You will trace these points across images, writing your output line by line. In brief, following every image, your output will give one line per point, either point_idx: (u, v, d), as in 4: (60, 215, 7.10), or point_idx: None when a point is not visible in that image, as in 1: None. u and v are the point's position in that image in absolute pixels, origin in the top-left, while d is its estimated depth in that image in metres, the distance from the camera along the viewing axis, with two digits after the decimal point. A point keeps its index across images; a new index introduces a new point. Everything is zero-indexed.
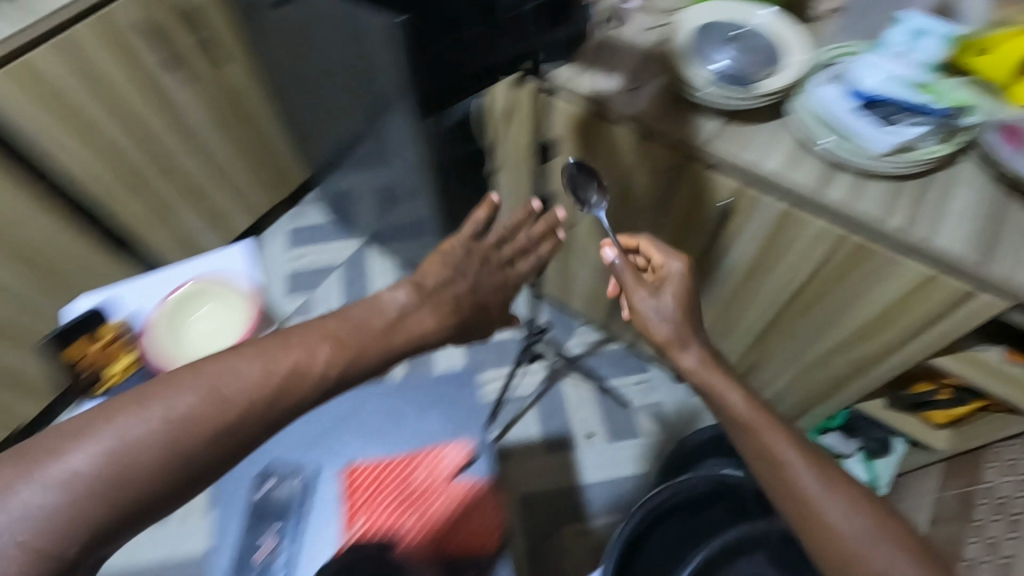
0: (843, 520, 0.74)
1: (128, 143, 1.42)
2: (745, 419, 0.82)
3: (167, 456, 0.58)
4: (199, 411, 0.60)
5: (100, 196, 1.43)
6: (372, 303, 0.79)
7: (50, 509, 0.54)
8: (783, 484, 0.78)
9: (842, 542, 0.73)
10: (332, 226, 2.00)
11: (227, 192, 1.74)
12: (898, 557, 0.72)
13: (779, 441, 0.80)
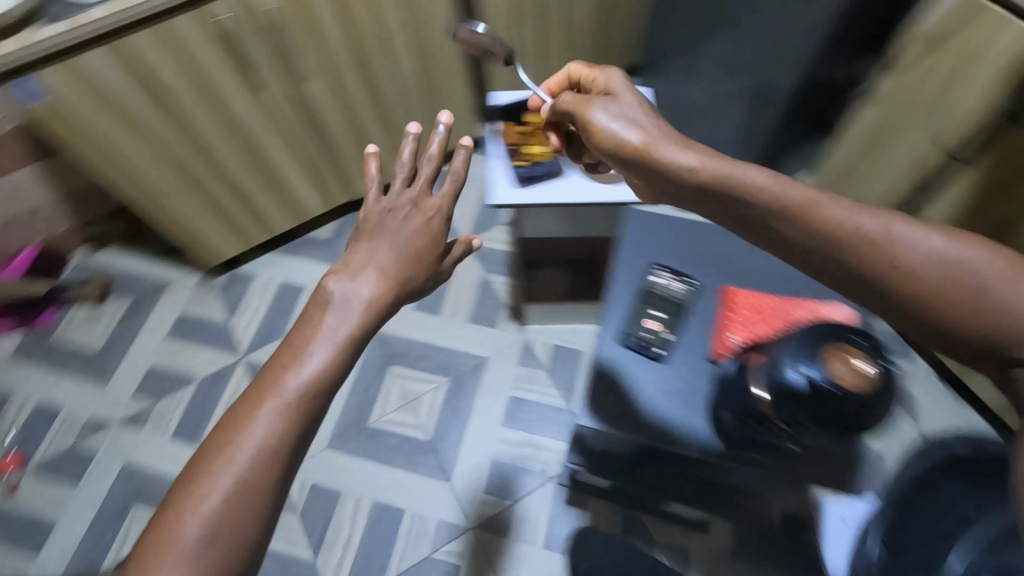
0: (920, 245, 0.69)
1: None
2: (832, 224, 0.73)
3: (282, 445, 0.70)
4: (269, 453, 0.69)
5: (487, 25, 1.62)
6: (347, 287, 0.81)
7: (208, 549, 0.65)
8: (889, 258, 0.70)
9: (961, 293, 0.66)
10: None
11: (565, 57, 1.87)
12: (975, 295, 0.65)
13: (846, 212, 0.73)
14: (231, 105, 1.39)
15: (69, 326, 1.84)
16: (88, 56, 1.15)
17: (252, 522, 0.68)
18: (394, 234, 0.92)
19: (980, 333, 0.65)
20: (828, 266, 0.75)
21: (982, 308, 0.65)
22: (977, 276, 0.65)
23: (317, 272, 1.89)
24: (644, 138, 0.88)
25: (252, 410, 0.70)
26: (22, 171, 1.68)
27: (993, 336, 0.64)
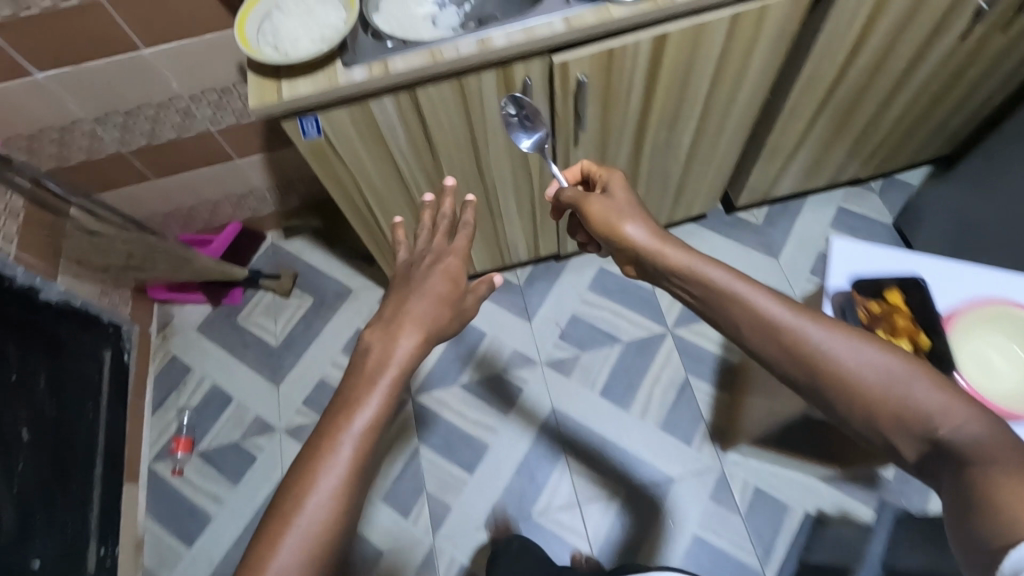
0: (858, 357, 0.64)
1: (857, 71, 1.26)
2: (760, 317, 0.69)
3: (342, 522, 0.61)
4: (331, 511, 0.61)
5: (785, 109, 1.33)
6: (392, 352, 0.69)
7: None
8: (810, 354, 0.66)
9: (879, 387, 0.62)
10: (886, 234, 1.76)
11: (847, 148, 1.56)
12: (884, 377, 0.62)
13: (760, 298, 0.70)
14: (488, 159, 1.23)
15: (255, 311, 1.83)
16: (378, 103, 1.00)
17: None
18: (422, 289, 0.79)
19: (896, 419, 0.61)
20: (771, 363, 0.69)
21: (906, 410, 0.61)
22: (883, 360, 0.63)
23: (503, 320, 1.74)
24: (646, 238, 0.83)
25: (308, 476, 0.61)
26: (250, 156, 1.64)
27: (911, 430, 0.60)
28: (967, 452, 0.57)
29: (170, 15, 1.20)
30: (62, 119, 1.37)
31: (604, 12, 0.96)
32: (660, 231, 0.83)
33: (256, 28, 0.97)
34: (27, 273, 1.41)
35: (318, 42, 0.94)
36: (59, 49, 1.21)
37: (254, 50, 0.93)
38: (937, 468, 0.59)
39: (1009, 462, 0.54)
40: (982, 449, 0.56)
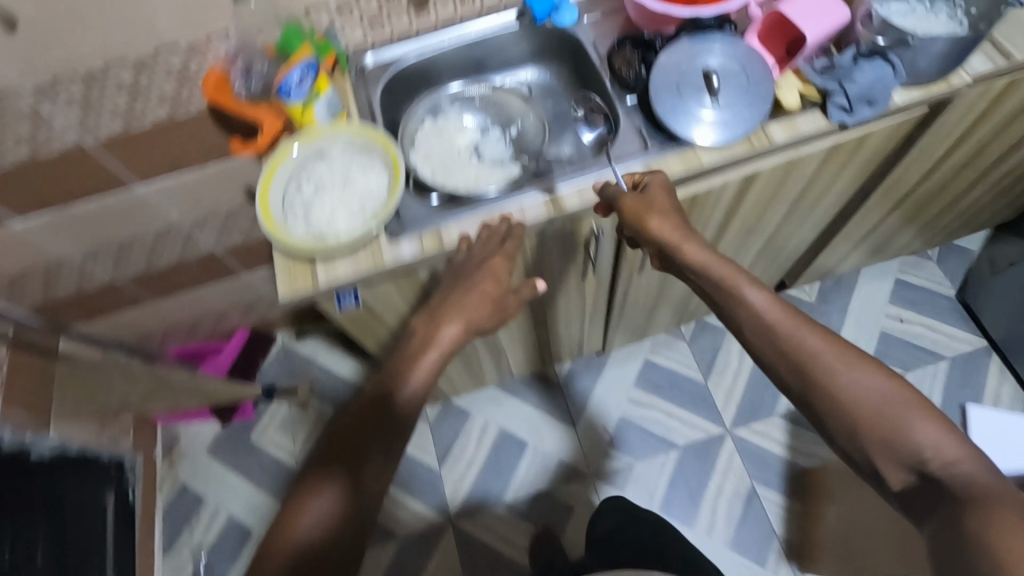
0: (858, 382, 0.69)
1: (943, 171, 1.13)
2: (781, 330, 0.73)
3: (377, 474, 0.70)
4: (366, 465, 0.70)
5: (862, 208, 1.19)
6: (438, 332, 0.78)
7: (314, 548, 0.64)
8: (822, 374, 0.70)
9: (880, 409, 0.68)
10: (950, 307, 1.63)
11: (914, 229, 1.43)
12: (882, 395, 0.68)
13: (779, 308, 0.74)
14: (541, 296, 1.08)
15: (271, 428, 1.68)
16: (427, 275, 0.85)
17: (353, 524, 0.67)
18: (466, 285, 0.79)
19: (886, 441, 0.67)
20: (768, 364, 0.75)
21: (898, 434, 0.66)
22: (887, 389, 0.68)
23: (544, 426, 1.59)
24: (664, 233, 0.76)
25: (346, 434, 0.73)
26: (258, 268, 1.47)
27: (899, 450, 0.66)
28: (957, 486, 0.63)
29: (168, 152, 1.04)
30: (48, 260, 1.21)
31: (690, 158, 0.81)
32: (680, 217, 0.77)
33: (279, 197, 0.79)
34: (16, 433, 1.25)
35: (361, 215, 0.79)
36: (42, 196, 1.05)
37: (283, 232, 0.77)
38: (925, 495, 0.65)
39: (997, 497, 0.60)
40: (971, 485, 0.62)
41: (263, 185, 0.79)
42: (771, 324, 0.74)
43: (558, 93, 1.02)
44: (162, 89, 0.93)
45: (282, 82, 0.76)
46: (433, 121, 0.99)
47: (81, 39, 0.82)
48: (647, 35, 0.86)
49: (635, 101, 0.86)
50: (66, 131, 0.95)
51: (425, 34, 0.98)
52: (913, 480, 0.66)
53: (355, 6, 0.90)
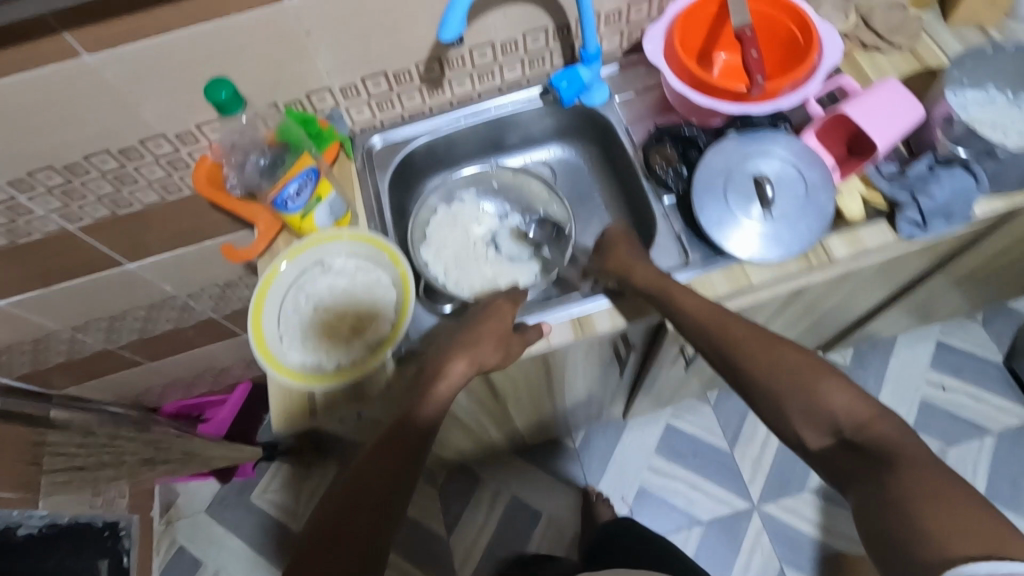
0: (787, 363, 0.63)
1: (1009, 257, 1.02)
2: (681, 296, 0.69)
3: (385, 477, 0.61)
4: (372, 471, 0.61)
5: (915, 291, 1.09)
6: (445, 368, 0.65)
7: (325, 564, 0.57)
8: (720, 333, 0.66)
9: (782, 371, 0.63)
10: (997, 376, 1.52)
11: (965, 299, 1.32)
12: (795, 361, 0.63)
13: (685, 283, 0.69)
14: (562, 390, 0.99)
15: (269, 488, 1.62)
16: None
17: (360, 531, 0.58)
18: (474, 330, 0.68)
19: (807, 411, 0.61)
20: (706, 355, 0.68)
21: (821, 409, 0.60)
22: (803, 364, 0.62)
23: (560, 494, 1.50)
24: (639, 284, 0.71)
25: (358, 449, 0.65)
26: None
27: (826, 420, 0.60)
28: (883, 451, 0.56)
29: (160, 231, 0.96)
30: (36, 333, 1.13)
31: (738, 275, 0.72)
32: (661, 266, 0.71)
33: (274, 319, 0.71)
34: (4, 512, 1.19)
35: (365, 340, 0.70)
36: (24, 277, 0.97)
37: (276, 358, 0.69)
38: (845, 462, 0.59)
39: (921, 461, 0.54)
40: (898, 449, 0.56)
41: (256, 306, 0.71)
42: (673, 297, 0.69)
43: (584, 175, 0.93)
44: (150, 175, 0.84)
45: (275, 197, 0.68)
46: (447, 207, 0.90)
47: (58, 133, 0.74)
48: (687, 128, 0.78)
49: (673, 202, 0.77)
50: (46, 217, 0.86)
51: (439, 112, 0.89)
52: (829, 449, 0.60)
53: (362, 88, 0.81)
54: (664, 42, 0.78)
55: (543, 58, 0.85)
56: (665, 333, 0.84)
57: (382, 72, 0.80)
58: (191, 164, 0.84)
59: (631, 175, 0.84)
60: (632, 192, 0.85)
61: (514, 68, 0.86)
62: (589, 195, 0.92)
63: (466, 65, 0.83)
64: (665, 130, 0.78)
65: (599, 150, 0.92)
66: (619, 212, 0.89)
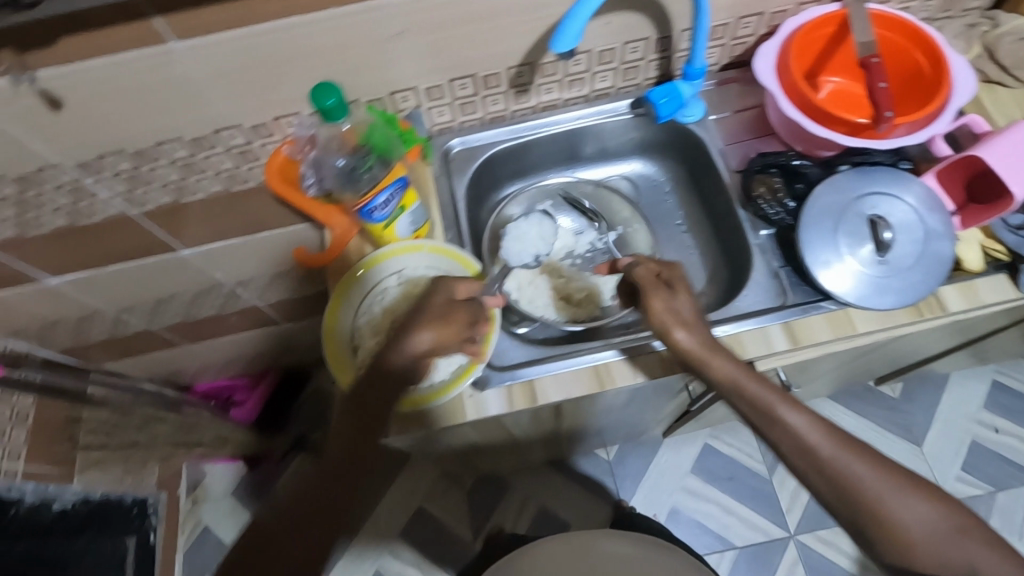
0: (907, 515, 0.56)
1: None
2: (753, 397, 0.62)
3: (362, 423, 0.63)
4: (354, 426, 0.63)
5: (995, 335, 1.03)
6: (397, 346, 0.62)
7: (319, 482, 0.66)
8: (813, 460, 0.60)
9: (883, 498, 0.57)
10: None
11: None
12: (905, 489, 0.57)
13: (772, 394, 0.62)
14: (620, 414, 0.95)
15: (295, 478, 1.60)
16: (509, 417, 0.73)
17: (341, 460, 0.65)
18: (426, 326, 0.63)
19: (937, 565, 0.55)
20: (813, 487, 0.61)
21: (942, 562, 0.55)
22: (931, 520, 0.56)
23: (590, 508, 1.47)
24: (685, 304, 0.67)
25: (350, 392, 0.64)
26: (302, 320, 1.35)
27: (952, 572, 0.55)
28: None
29: (219, 222, 0.93)
30: (82, 311, 1.11)
31: (841, 321, 0.67)
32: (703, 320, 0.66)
33: (346, 332, 0.68)
34: (37, 488, 1.17)
35: (427, 362, 0.64)
36: (78, 258, 0.95)
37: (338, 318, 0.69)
38: None
39: None
40: None
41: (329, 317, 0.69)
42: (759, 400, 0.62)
43: (666, 193, 0.89)
44: (219, 166, 0.81)
45: (362, 204, 0.64)
46: (522, 217, 0.86)
47: (134, 119, 0.70)
48: (799, 159, 0.72)
49: (770, 236, 0.73)
50: (109, 201, 0.83)
51: (520, 118, 0.85)
52: None
53: (447, 90, 0.77)
54: (776, 59, 0.72)
55: (637, 69, 0.81)
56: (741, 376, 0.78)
57: (471, 75, 0.76)
58: (261, 158, 0.80)
59: (722, 199, 0.80)
60: (721, 217, 0.81)
61: (605, 77, 0.81)
62: (670, 215, 0.88)
63: (557, 73, 0.79)
64: (773, 159, 0.72)
65: (684, 168, 0.87)
66: (704, 235, 0.84)
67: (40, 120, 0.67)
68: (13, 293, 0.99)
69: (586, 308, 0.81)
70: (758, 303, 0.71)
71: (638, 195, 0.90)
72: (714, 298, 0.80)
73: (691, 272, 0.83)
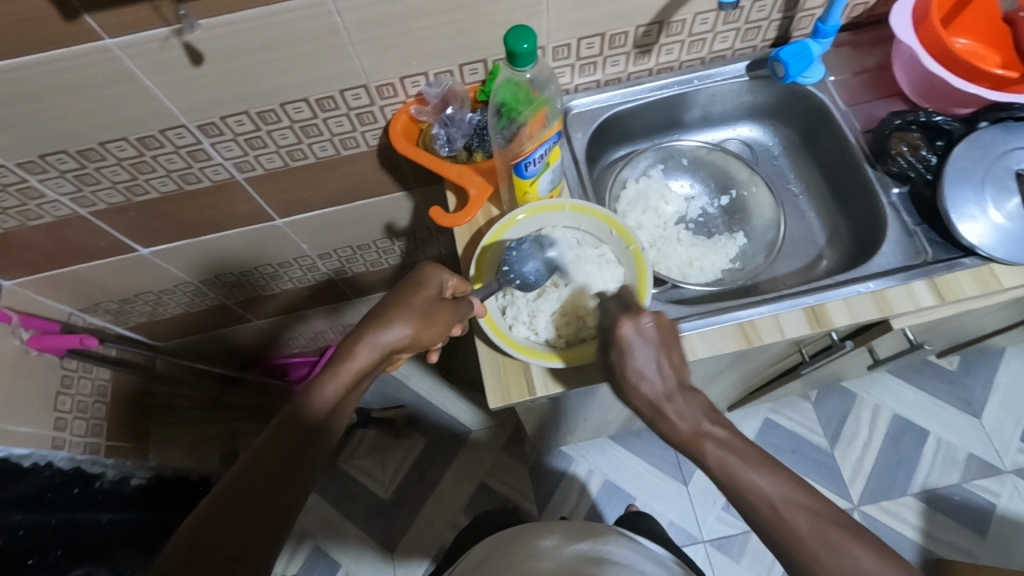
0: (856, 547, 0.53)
1: None
2: (688, 443, 0.60)
3: (333, 398, 0.61)
4: (313, 406, 0.59)
5: None
6: (370, 336, 0.62)
7: (246, 484, 0.54)
8: (763, 517, 0.55)
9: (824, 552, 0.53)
10: None
11: None
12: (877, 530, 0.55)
13: (708, 436, 0.59)
14: (725, 381, 0.94)
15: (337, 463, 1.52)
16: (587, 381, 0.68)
17: (286, 449, 0.56)
18: (427, 296, 0.65)
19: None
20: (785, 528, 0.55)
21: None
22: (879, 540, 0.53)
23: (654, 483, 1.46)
24: (652, 339, 0.61)
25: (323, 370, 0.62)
26: (370, 295, 1.33)
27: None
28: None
29: (316, 187, 0.91)
30: (164, 283, 1.10)
31: (986, 277, 0.67)
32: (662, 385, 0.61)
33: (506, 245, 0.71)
34: (118, 463, 1.15)
35: (432, 330, 0.65)
36: (176, 225, 0.94)
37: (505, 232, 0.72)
38: None
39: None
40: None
41: (491, 236, 0.72)
42: (695, 449, 0.59)
43: (776, 159, 0.89)
44: (336, 128, 0.80)
45: (521, 159, 0.64)
46: (637, 181, 0.85)
47: (266, 76, 0.69)
48: (940, 115, 0.72)
49: (903, 194, 0.74)
50: (220, 165, 0.82)
51: (636, 80, 0.83)
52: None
53: (575, 49, 0.75)
54: (913, 15, 0.73)
55: (759, 29, 0.79)
56: (870, 339, 0.77)
57: (600, 34, 0.73)
58: (379, 120, 0.79)
59: (846, 161, 0.80)
60: (842, 181, 0.81)
61: (726, 38, 0.79)
62: (783, 178, 0.89)
63: (682, 32, 0.77)
64: (913, 117, 0.73)
65: (799, 132, 0.87)
66: (819, 201, 0.85)
67: (179, 74, 0.66)
68: (104, 262, 0.98)
69: (707, 272, 0.81)
70: (895, 259, 0.71)
71: (751, 158, 0.90)
72: (837, 259, 0.81)
73: (810, 234, 0.84)
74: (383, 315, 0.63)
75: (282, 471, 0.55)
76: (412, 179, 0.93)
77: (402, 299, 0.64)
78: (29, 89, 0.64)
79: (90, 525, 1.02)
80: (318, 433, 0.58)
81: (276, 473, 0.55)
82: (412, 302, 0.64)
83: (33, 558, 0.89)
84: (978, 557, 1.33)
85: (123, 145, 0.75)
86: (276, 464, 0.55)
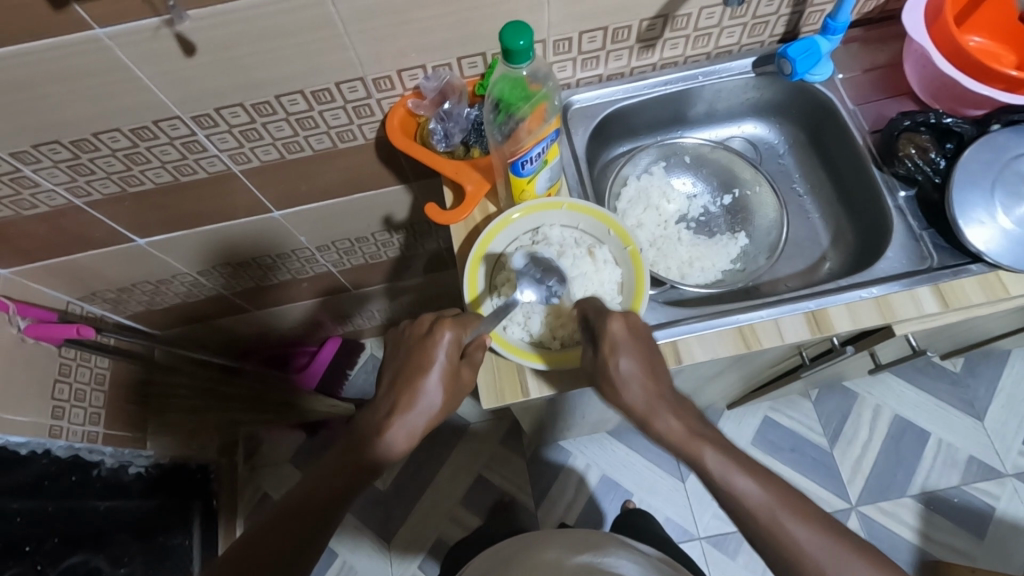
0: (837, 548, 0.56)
1: None
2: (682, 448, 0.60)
3: (368, 462, 0.63)
4: (348, 461, 0.63)
5: None
6: (402, 410, 0.62)
7: (287, 520, 0.62)
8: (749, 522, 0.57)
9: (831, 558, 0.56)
10: None
11: None
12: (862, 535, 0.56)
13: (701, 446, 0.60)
14: (726, 382, 0.93)
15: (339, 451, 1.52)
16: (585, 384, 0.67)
17: (322, 498, 0.62)
18: (450, 364, 0.63)
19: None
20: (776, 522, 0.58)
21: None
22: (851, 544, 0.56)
23: None
24: (637, 345, 0.61)
25: (361, 433, 0.64)
26: (369, 288, 1.32)
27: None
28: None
29: (313, 181, 0.91)
30: (162, 274, 1.10)
31: (994, 284, 0.66)
32: (655, 363, 0.61)
33: (503, 243, 0.71)
34: (117, 451, 1.15)
35: (451, 395, 0.64)
36: (171, 216, 0.93)
37: (502, 228, 0.70)
38: None
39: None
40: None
41: (487, 237, 0.70)
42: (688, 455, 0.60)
43: (782, 159, 0.88)
44: (332, 121, 0.78)
45: (517, 158, 0.63)
46: (638, 179, 0.84)
47: (260, 67, 0.68)
48: (950, 117, 0.70)
49: (909, 197, 0.72)
50: (215, 156, 0.81)
51: (639, 75, 0.81)
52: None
53: (576, 43, 0.73)
54: (926, 11, 0.71)
55: (766, 24, 0.77)
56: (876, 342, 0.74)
57: (603, 28, 0.72)
58: (376, 112, 0.78)
59: (853, 162, 0.78)
60: (848, 182, 0.79)
61: (733, 33, 0.77)
62: (787, 177, 0.87)
63: (687, 27, 0.75)
64: (922, 118, 0.71)
65: (804, 130, 0.86)
66: (823, 203, 0.83)
67: (170, 66, 0.65)
68: (101, 253, 0.98)
69: (707, 273, 0.80)
70: (900, 263, 0.69)
71: (756, 156, 0.88)
72: (840, 261, 0.79)
73: (813, 237, 0.82)
74: (412, 388, 0.62)
75: (319, 514, 0.62)
76: (410, 172, 0.91)
77: (426, 370, 0.63)
78: (17, 78, 0.63)
79: (85, 514, 1.04)
80: (351, 487, 0.63)
81: (314, 514, 0.62)
82: (438, 374, 0.63)
83: (30, 544, 0.92)
84: (975, 560, 1.33)
85: (116, 136, 0.74)
86: (314, 507, 0.62)
